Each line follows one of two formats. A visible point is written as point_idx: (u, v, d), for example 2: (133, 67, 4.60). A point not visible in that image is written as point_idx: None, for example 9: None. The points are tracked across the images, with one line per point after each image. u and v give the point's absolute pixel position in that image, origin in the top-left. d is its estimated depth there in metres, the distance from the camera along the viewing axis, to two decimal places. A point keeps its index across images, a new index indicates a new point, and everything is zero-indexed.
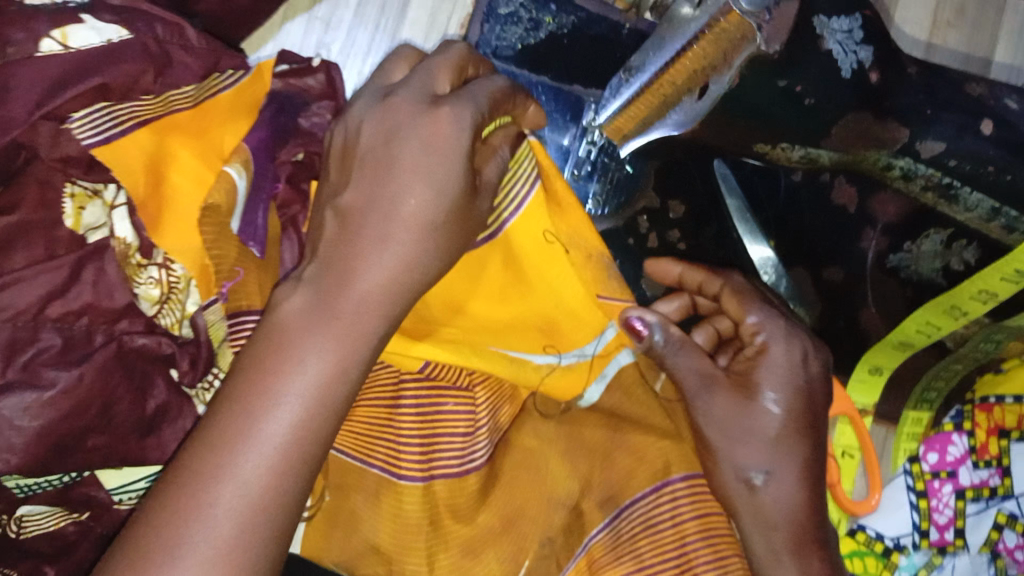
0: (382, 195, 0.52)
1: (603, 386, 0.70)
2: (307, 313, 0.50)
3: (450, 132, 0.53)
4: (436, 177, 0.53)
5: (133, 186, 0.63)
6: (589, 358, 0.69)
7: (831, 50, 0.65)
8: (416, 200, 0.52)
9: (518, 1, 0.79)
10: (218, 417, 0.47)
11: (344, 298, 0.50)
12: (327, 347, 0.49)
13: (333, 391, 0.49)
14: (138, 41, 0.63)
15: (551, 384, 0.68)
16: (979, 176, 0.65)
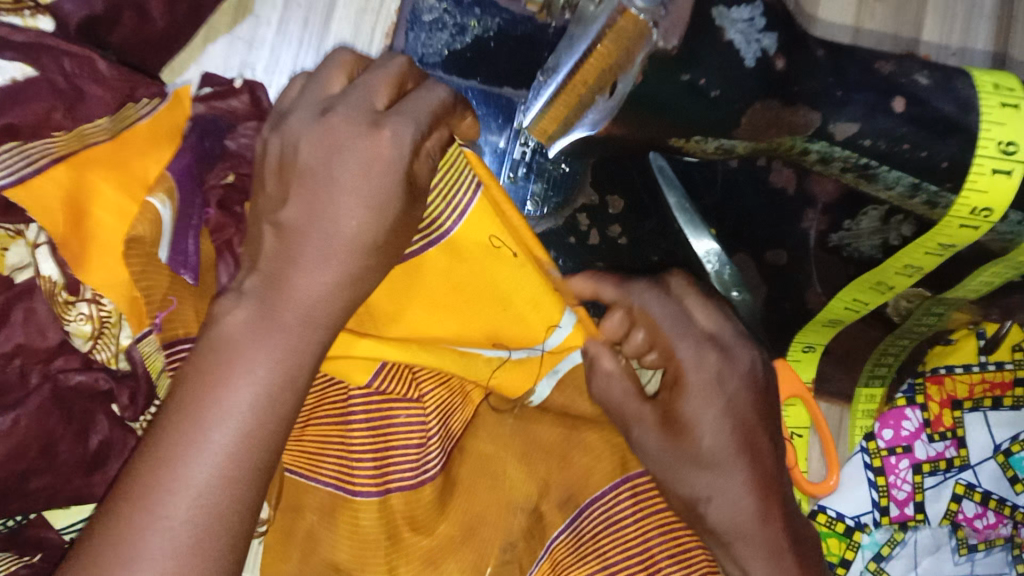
0: (320, 214, 0.47)
1: (555, 380, 0.67)
2: (250, 324, 0.46)
3: (392, 156, 0.48)
4: (375, 198, 0.48)
5: (52, 226, 0.59)
6: (539, 354, 0.65)
7: (732, 41, 0.49)
8: (358, 222, 0.47)
9: (441, 5, 0.75)
10: (158, 436, 0.44)
11: (287, 307, 0.46)
12: (275, 356, 0.46)
13: (282, 401, 0.45)
14: (43, 79, 0.59)
15: (500, 377, 0.66)
16: (894, 154, 0.54)
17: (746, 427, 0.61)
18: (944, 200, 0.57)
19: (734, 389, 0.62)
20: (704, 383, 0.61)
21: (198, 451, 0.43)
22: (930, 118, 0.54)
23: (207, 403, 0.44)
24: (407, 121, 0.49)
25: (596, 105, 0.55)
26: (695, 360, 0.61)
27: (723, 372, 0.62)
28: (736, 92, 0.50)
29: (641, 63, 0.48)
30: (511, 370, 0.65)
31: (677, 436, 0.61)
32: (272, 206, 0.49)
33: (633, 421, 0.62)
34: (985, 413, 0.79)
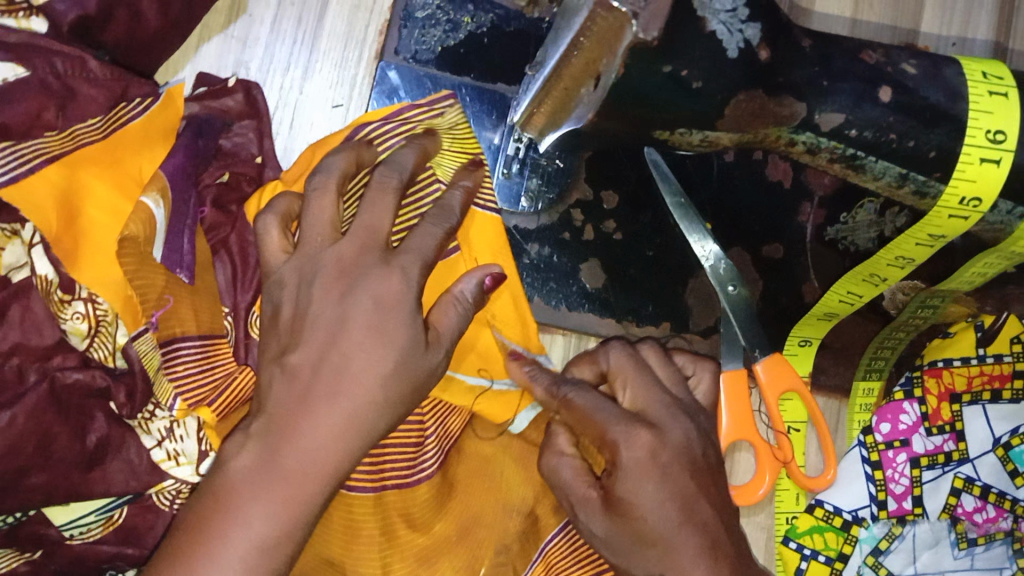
0: (334, 350, 0.49)
1: (532, 416, 0.67)
2: (251, 477, 0.47)
3: (403, 291, 0.51)
4: (388, 334, 0.50)
5: (45, 227, 0.59)
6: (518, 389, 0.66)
7: (715, 32, 0.49)
8: (371, 357, 0.50)
9: (434, 2, 0.75)
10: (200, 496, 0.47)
11: (289, 444, 0.47)
12: (274, 509, 0.46)
13: (277, 554, 0.46)
14: (36, 78, 0.61)
15: (481, 404, 0.66)
16: (880, 144, 0.54)
17: (690, 494, 0.55)
18: (933, 189, 0.56)
19: (671, 456, 0.55)
20: (640, 462, 0.54)
21: (250, 518, 0.46)
22: (917, 107, 0.53)
23: (233, 490, 0.46)
24: (415, 258, 0.53)
25: (583, 95, 0.55)
26: (624, 437, 0.55)
27: (659, 447, 0.55)
28: (719, 82, 0.50)
29: (623, 54, 0.48)
30: (494, 398, 0.66)
31: (622, 517, 0.54)
32: (280, 348, 0.51)
33: (581, 504, 0.57)
34: (985, 406, 0.78)
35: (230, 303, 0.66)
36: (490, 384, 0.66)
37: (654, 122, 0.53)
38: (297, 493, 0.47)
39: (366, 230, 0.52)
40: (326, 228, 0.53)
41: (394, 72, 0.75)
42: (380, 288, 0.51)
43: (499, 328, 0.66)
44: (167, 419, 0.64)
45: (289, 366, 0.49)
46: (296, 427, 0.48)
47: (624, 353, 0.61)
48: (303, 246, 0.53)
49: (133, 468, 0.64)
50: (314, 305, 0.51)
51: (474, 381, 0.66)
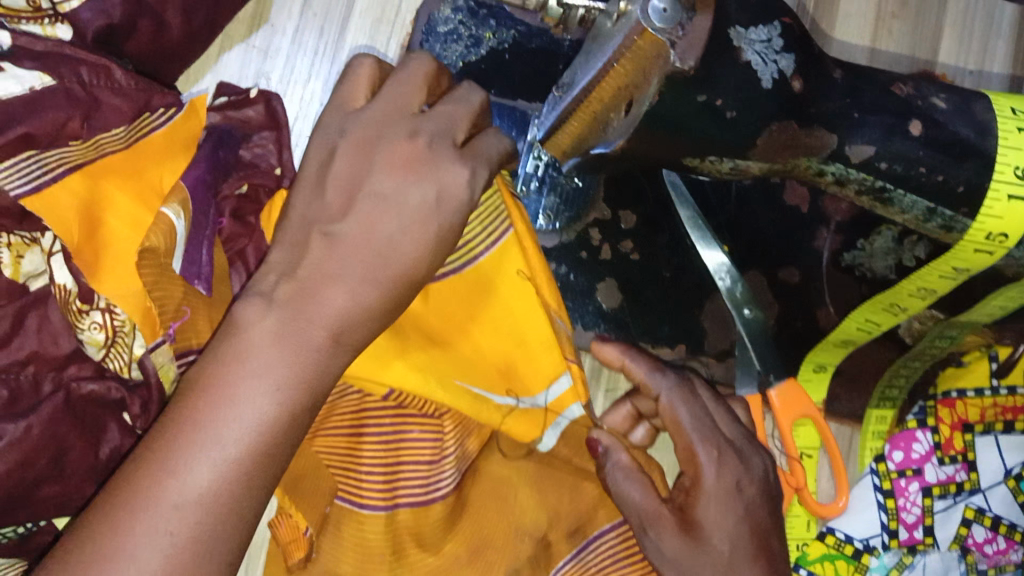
0: (384, 232, 0.48)
1: (559, 433, 0.65)
2: (274, 335, 0.45)
3: (460, 191, 0.50)
4: (433, 225, 0.50)
5: (66, 236, 0.58)
6: (542, 407, 0.64)
7: (750, 62, 0.49)
8: (415, 245, 0.49)
9: (457, 18, 0.76)
10: (209, 353, 0.46)
11: (314, 310, 0.46)
12: (289, 368, 0.45)
13: (285, 416, 0.45)
14: (62, 88, 0.60)
15: (510, 426, 0.64)
16: (910, 178, 0.54)
17: None
18: (960, 224, 0.56)
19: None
20: (722, 489, 0.58)
21: (264, 372, 0.45)
22: (946, 142, 0.53)
23: (252, 342, 0.45)
24: (483, 163, 0.52)
25: (614, 119, 0.55)
26: (713, 464, 0.58)
27: (744, 479, 0.59)
28: (752, 113, 0.50)
29: (657, 83, 0.48)
30: (520, 417, 0.64)
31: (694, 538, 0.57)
32: (328, 216, 0.49)
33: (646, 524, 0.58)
34: (997, 437, 0.79)
35: None
36: (516, 402, 0.64)
37: (685, 149, 0.53)
38: (317, 357, 0.46)
39: (446, 119, 0.51)
40: (406, 105, 0.51)
41: None
42: (446, 183, 0.50)
43: (556, 317, 0.63)
44: None
45: (330, 234, 0.48)
46: (323, 297, 0.47)
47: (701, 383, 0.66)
48: (383, 100, 0.51)
49: None
50: (374, 177, 0.49)
51: (502, 400, 0.64)
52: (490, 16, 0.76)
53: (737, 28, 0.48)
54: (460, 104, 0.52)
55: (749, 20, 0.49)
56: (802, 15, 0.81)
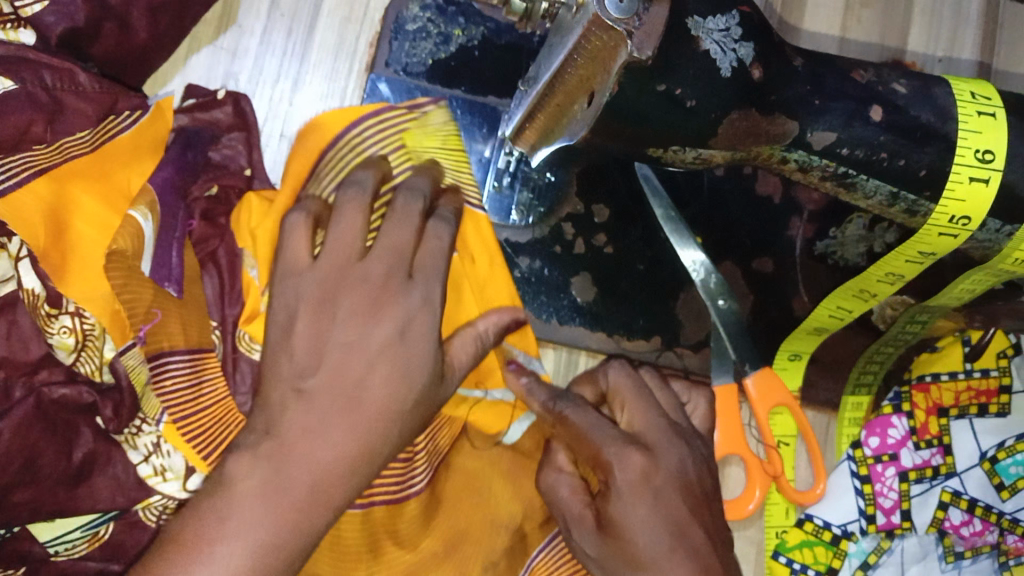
0: (350, 373, 0.49)
1: (526, 425, 0.68)
2: (262, 491, 0.45)
3: (426, 326, 0.52)
4: (407, 364, 0.51)
5: (33, 240, 0.58)
6: (511, 401, 0.68)
7: (709, 51, 0.49)
8: (382, 375, 0.50)
9: (425, 15, 0.76)
10: (189, 511, 0.45)
11: (292, 461, 0.46)
12: (271, 513, 0.44)
13: (270, 561, 0.44)
14: (24, 92, 0.60)
15: (476, 414, 0.67)
16: (872, 163, 0.54)
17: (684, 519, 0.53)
18: (924, 208, 0.56)
19: (665, 479, 0.55)
20: (633, 484, 0.54)
21: (244, 525, 0.44)
22: (908, 127, 0.53)
23: (238, 495, 0.44)
24: (435, 280, 0.53)
25: (576, 111, 0.55)
26: (617, 459, 0.55)
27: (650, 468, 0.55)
28: (714, 101, 0.50)
29: (617, 73, 0.48)
30: (488, 407, 0.67)
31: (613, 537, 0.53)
32: (300, 371, 0.49)
33: (577, 522, 0.57)
34: (972, 420, 0.79)
35: (218, 316, 0.66)
36: (484, 394, 0.67)
37: (648, 139, 0.53)
38: (303, 520, 0.45)
39: (392, 252, 0.53)
40: (350, 250, 0.52)
41: (385, 85, 0.75)
42: (409, 321, 0.51)
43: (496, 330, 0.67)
44: (154, 434, 0.65)
45: (302, 390, 0.49)
46: (308, 452, 0.46)
47: (623, 374, 0.62)
48: (327, 255, 0.52)
49: (119, 485, 0.65)
50: (337, 328, 0.50)
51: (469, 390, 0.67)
52: (459, 13, 0.77)
53: (695, 18, 0.48)
54: (409, 220, 0.54)
55: (707, 10, 0.49)
56: (769, 16, 0.82)
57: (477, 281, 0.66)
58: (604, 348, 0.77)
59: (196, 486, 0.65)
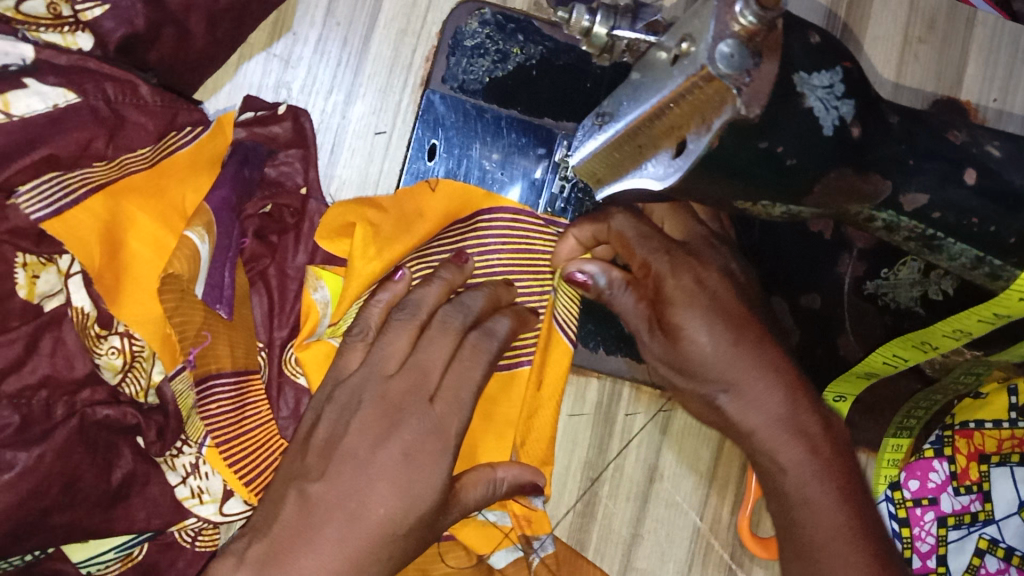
0: (357, 487, 0.53)
1: (509, 556, 0.73)
2: None
3: (435, 450, 0.55)
4: (412, 490, 0.53)
5: (88, 261, 0.59)
6: (506, 525, 0.72)
7: (812, 108, 0.47)
8: (385, 509, 0.53)
9: (484, 31, 0.73)
10: None
11: (302, 554, 0.51)
12: None
13: None
14: (86, 105, 0.59)
15: (466, 533, 0.72)
16: (961, 228, 0.53)
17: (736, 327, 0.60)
18: (1008, 273, 0.56)
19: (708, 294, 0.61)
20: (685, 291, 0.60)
21: None
22: (1002, 193, 0.52)
23: None
24: (455, 413, 0.57)
25: (659, 157, 0.52)
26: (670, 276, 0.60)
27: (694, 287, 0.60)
28: (811, 160, 0.48)
29: (718, 128, 0.46)
30: (477, 529, 0.72)
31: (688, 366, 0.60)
32: (307, 477, 0.54)
33: None
34: (1012, 468, 0.78)
35: (266, 338, 0.67)
36: (478, 516, 0.72)
37: (735, 191, 0.51)
38: None
39: (418, 374, 0.56)
40: (384, 365, 0.57)
41: (440, 101, 0.72)
42: (411, 443, 0.54)
43: (522, 446, 0.69)
44: (194, 455, 0.64)
45: (306, 494, 0.53)
46: (293, 561, 0.50)
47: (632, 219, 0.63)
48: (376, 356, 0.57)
49: (155, 504, 0.63)
50: (348, 437, 0.54)
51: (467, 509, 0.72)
52: (518, 30, 0.73)
53: (800, 73, 0.47)
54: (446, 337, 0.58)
55: (813, 65, 0.47)
56: (833, 26, 0.81)
57: (532, 403, 0.69)
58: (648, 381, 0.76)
59: (234, 511, 0.64)
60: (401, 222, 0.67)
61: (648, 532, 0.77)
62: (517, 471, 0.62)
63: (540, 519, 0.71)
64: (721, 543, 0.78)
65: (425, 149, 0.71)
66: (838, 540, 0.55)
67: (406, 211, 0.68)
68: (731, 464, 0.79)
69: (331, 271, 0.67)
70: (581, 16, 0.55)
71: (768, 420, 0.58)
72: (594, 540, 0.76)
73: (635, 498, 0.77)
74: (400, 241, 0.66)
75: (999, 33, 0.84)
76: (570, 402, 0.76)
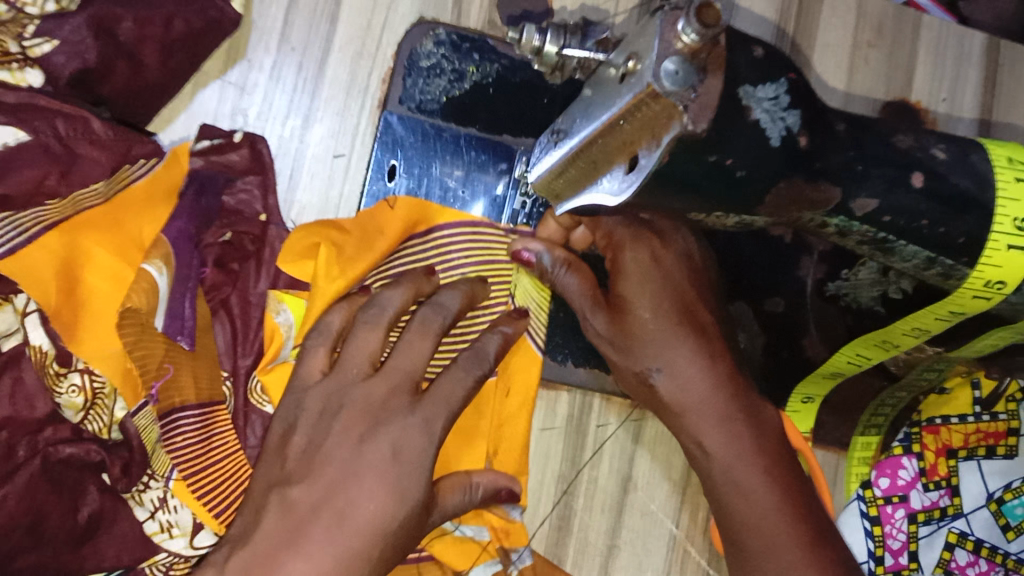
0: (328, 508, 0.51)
1: (489, 571, 0.71)
2: None
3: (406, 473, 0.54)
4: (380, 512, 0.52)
5: (44, 299, 0.59)
6: (484, 539, 0.72)
7: (758, 121, 0.48)
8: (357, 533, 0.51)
9: (440, 51, 0.74)
10: None
11: None
12: None
13: None
14: (37, 144, 0.62)
15: (443, 549, 0.70)
16: (912, 230, 0.54)
17: (689, 310, 0.63)
18: (960, 272, 0.57)
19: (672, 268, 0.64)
20: (641, 263, 0.63)
21: None
22: (949, 195, 0.54)
23: None
24: (442, 406, 0.56)
25: (614, 173, 0.52)
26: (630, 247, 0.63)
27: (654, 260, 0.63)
28: (761, 170, 0.49)
29: (669, 144, 0.46)
30: (455, 544, 0.71)
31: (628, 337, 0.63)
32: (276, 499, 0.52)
33: None
34: (979, 462, 0.79)
35: (230, 366, 0.67)
36: (455, 530, 0.71)
37: (692, 205, 0.52)
38: None
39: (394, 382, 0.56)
40: (358, 371, 0.56)
41: (398, 122, 0.72)
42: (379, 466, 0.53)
43: (496, 454, 0.69)
44: (162, 489, 0.63)
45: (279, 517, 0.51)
46: None
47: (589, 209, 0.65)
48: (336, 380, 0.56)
49: (124, 541, 0.62)
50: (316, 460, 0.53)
51: (444, 523, 0.71)
52: (473, 49, 0.74)
53: (745, 86, 0.47)
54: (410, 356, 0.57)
55: (758, 77, 0.48)
56: (782, 40, 0.82)
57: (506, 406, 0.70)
58: (618, 391, 0.77)
59: (204, 544, 0.62)
60: (364, 238, 0.67)
61: (625, 543, 0.77)
62: (493, 478, 0.64)
63: (519, 530, 0.72)
64: (698, 548, 0.78)
65: (384, 170, 0.72)
66: (769, 513, 0.57)
67: (367, 228, 0.67)
68: None
69: (293, 293, 0.66)
70: (532, 36, 0.55)
71: (698, 403, 0.61)
72: (571, 555, 0.76)
73: (610, 510, 0.77)
74: (364, 260, 0.66)
75: (947, 35, 0.86)
76: (541, 417, 0.76)
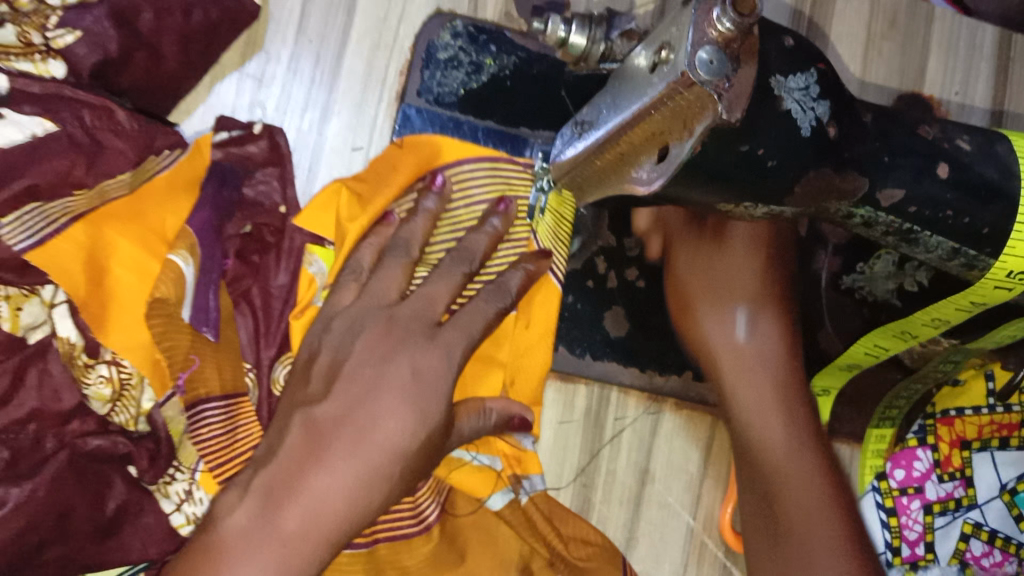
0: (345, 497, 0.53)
1: (507, 497, 0.71)
2: None
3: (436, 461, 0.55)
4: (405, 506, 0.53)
5: (73, 290, 0.58)
6: (499, 467, 0.72)
7: (790, 110, 0.48)
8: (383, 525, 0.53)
9: (457, 44, 0.73)
10: None
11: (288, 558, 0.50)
12: None
13: None
14: (64, 134, 0.61)
15: (461, 478, 0.70)
16: (938, 221, 0.54)
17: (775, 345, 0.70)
18: (983, 263, 0.57)
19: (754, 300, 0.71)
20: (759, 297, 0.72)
21: None
22: (972, 184, 0.54)
23: None
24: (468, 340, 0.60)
25: (642, 165, 0.53)
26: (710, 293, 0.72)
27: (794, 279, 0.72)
28: (792, 160, 0.49)
29: (701, 134, 0.46)
30: (473, 472, 0.70)
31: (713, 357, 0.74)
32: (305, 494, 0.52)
33: None
34: (993, 453, 0.80)
35: (252, 358, 0.66)
36: (471, 459, 0.71)
37: (718, 196, 0.52)
38: None
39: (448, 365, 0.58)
40: (384, 296, 0.61)
41: (416, 115, 0.73)
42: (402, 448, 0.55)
43: (511, 386, 0.70)
44: (187, 481, 0.63)
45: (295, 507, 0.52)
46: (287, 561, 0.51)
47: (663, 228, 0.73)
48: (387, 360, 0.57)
49: (150, 533, 0.61)
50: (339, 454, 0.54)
51: (459, 454, 0.71)
52: (491, 41, 0.74)
53: (776, 77, 0.48)
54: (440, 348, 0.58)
55: (788, 68, 0.48)
56: (799, 23, 0.82)
57: (526, 339, 0.69)
58: (635, 384, 0.78)
59: None
60: (377, 178, 0.68)
61: (643, 535, 0.77)
62: (505, 404, 0.67)
63: (531, 456, 0.72)
64: (715, 541, 0.79)
65: None
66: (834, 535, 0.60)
67: (380, 171, 0.68)
68: (721, 463, 0.80)
69: (324, 245, 0.67)
70: (557, 26, 0.55)
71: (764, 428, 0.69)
72: None
73: (628, 502, 0.77)
74: (383, 196, 0.66)
75: (957, 28, 0.86)
76: (558, 411, 0.76)
